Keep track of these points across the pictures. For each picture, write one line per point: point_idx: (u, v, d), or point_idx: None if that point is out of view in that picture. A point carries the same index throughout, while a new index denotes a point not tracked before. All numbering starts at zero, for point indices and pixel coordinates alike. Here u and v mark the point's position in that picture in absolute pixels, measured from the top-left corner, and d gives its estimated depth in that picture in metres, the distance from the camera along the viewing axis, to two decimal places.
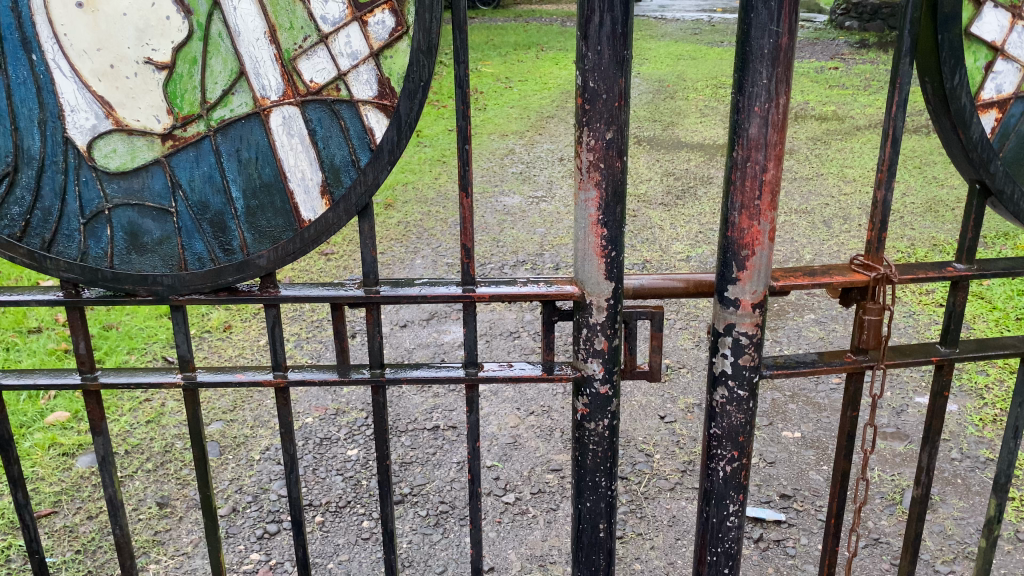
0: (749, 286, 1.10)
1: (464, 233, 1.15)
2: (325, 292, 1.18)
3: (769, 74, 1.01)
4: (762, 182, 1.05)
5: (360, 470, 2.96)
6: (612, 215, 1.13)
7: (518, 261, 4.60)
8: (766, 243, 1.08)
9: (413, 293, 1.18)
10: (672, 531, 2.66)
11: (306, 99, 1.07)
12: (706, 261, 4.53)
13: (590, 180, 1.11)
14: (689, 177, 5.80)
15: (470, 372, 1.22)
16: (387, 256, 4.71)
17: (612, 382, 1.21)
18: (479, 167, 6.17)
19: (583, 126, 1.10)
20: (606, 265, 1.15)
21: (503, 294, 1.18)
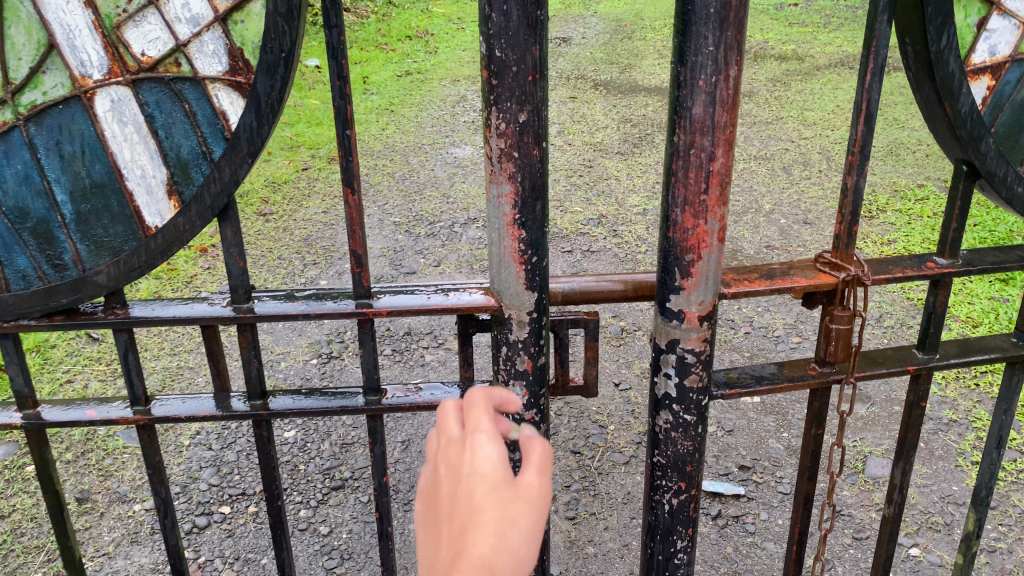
0: (696, 296, 0.91)
1: (354, 237, 0.96)
2: (187, 310, 0.99)
3: (716, 40, 0.81)
4: (709, 172, 0.86)
5: (298, 454, 2.77)
6: (531, 213, 0.93)
7: (469, 219, 4.40)
8: (714, 245, 0.89)
9: (295, 310, 1.00)
10: (627, 510, 2.54)
11: (137, 78, 0.85)
12: None
13: (503, 172, 0.91)
14: (646, 122, 5.62)
15: (369, 401, 1.05)
16: (331, 215, 4.47)
17: (539, 407, 1.03)
18: (429, 115, 5.89)
19: (490, 106, 0.89)
20: (526, 274, 0.96)
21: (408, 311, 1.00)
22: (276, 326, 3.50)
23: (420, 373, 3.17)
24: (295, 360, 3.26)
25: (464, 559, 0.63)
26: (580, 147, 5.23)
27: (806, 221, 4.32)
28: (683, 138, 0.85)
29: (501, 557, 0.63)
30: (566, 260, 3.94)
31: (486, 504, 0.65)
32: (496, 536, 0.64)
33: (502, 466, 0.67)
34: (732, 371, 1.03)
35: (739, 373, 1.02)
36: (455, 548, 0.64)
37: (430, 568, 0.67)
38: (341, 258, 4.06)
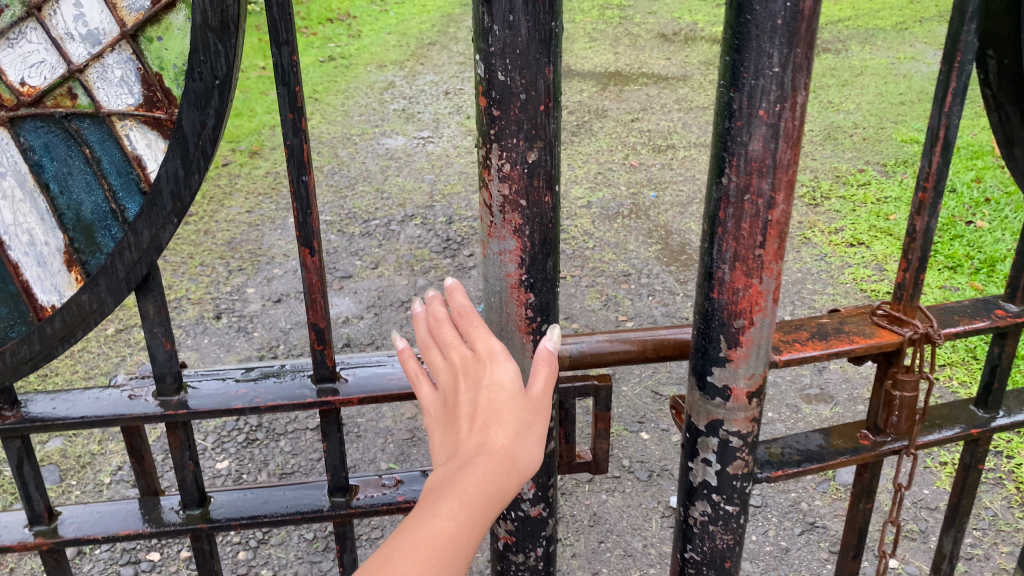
0: (743, 369, 0.90)
1: (313, 313, 1.11)
2: (119, 406, 1.17)
3: (782, 59, 0.77)
4: (768, 223, 0.84)
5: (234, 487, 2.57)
6: (538, 270, 0.99)
7: (406, 216, 4.17)
8: (768, 307, 0.88)
9: (234, 405, 1.18)
10: (594, 533, 2.42)
11: (25, 113, 0.91)
12: (607, 206, 4.24)
13: (508, 227, 0.96)
14: (583, 111, 5.49)
15: (334, 503, 1.28)
16: (257, 214, 4.19)
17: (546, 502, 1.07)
18: (356, 103, 5.61)
19: (492, 145, 0.93)
20: (530, 341, 1.02)
21: (371, 396, 1.18)
22: (202, 342, 3.26)
23: None
24: None
25: (495, 448, 0.90)
26: None
27: None
28: (737, 182, 0.82)
29: (519, 443, 0.91)
30: None
31: (512, 411, 0.92)
32: (515, 426, 0.91)
33: (516, 380, 0.94)
34: (784, 444, 1.19)
35: (787, 451, 1.17)
36: (485, 438, 0.90)
37: (453, 450, 0.91)
38: (269, 261, 3.79)
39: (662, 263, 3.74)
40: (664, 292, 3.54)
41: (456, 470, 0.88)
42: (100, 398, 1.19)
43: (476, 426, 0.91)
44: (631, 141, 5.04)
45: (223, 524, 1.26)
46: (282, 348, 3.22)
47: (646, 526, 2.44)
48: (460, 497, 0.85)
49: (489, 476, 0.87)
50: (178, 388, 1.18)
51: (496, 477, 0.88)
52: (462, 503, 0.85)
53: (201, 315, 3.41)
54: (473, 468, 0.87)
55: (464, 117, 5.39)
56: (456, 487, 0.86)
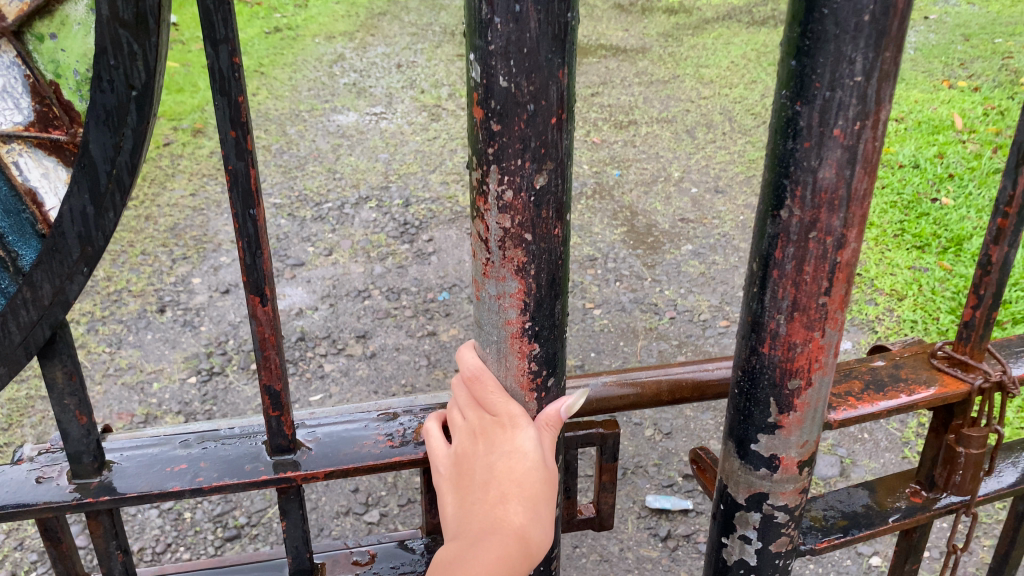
0: (795, 437, 0.88)
1: (267, 377, 1.12)
2: (34, 494, 1.17)
3: (864, 64, 0.70)
4: (835, 265, 0.78)
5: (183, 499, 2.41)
6: (543, 310, 0.90)
7: (360, 198, 3.98)
8: (828, 357, 0.84)
9: (172, 486, 1.18)
10: (569, 538, 2.32)
11: None
12: (570, 186, 4.11)
13: (510, 273, 0.87)
14: None
15: None
16: (201, 197, 3.96)
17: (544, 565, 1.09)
18: (304, 77, 5.36)
19: (492, 165, 0.81)
20: (528, 379, 0.94)
21: (337, 470, 1.20)
22: (145, 338, 3.05)
23: (319, 388, 2.84)
24: (170, 380, 2.86)
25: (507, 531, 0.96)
26: None
27: (717, 189, 4.14)
28: (803, 218, 0.76)
29: (533, 519, 0.97)
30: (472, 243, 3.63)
31: (526, 495, 0.96)
32: (531, 503, 0.97)
33: (535, 454, 0.95)
34: (826, 505, 1.33)
35: (830, 514, 1.31)
36: (498, 521, 0.96)
37: (469, 523, 0.99)
38: (216, 249, 3.58)
39: (628, 247, 3.63)
40: (632, 277, 3.42)
41: (469, 548, 0.97)
42: (4, 482, 1.19)
43: (493, 500, 0.97)
44: (591, 117, 4.90)
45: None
46: (232, 343, 3.04)
47: (621, 528, 2.35)
48: None
49: (499, 556, 0.95)
50: (99, 468, 1.18)
51: (509, 555, 0.95)
52: None
53: (144, 309, 3.20)
54: (483, 549, 0.96)
55: (418, 91, 5.18)
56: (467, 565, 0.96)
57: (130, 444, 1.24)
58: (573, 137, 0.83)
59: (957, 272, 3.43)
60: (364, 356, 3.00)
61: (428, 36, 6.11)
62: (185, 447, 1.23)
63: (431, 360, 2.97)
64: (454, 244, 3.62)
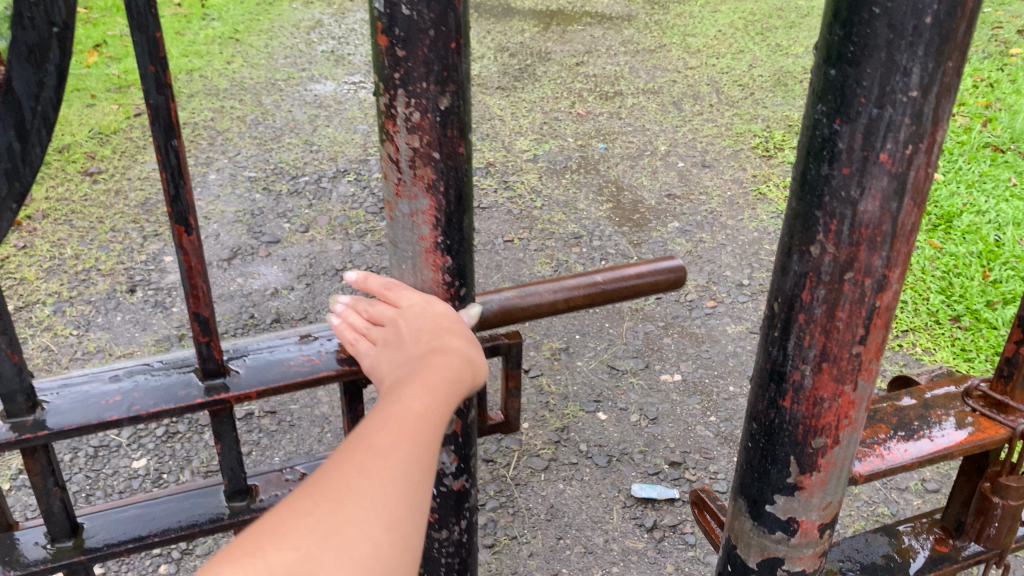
0: (817, 498, 0.82)
1: (195, 299, 1.04)
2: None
3: (914, 91, 0.64)
4: (873, 310, 0.73)
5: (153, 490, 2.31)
6: (451, 226, 1.00)
7: (338, 171, 3.85)
8: (858, 408, 0.79)
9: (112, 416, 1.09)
10: (552, 529, 2.25)
11: None
12: (555, 160, 4.00)
13: (421, 189, 0.97)
14: (525, 53, 5.21)
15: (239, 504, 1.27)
16: None
17: (465, 473, 1.11)
18: (280, 43, 5.19)
19: (397, 94, 0.91)
20: (447, 296, 1.04)
21: (269, 390, 1.15)
22: (114, 320, 2.94)
23: None
24: None
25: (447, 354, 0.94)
26: None
27: (704, 163, 4.05)
28: (838, 256, 0.70)
29: (468, 349, 0.97)
30: None
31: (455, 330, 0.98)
32: (464, 339, 0.98)
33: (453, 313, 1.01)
34: (843, 556, 1.28)
35: (847, 566, 1.26)
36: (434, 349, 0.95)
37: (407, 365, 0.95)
38: None
39: (614, 224, 3.53)
40: (618, 255, 3.34)
41: (417, 369, 0.92)
42: None
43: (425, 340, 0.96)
44: (576, 87, 4.78)
45: (102, 552, 1.20)
46: None
47: (607, 518, 2.29)
48: (425, 382, 0.89)
49: (449, 368, 0.93)
50: (32, 406, 1.07)
51: (455, 369, 0.93)
52: (425, 389, 0.88)
53: (113, 289, 3.08)
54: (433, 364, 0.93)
55: None
56: (421, 374, 0.90)
57: (59, 383, 1.12)
58: (470, 60, 0.93)
59: (947, 250, 3.36)
60: None
61: None
62: (115, 380, 1.13)
63: None
64: None
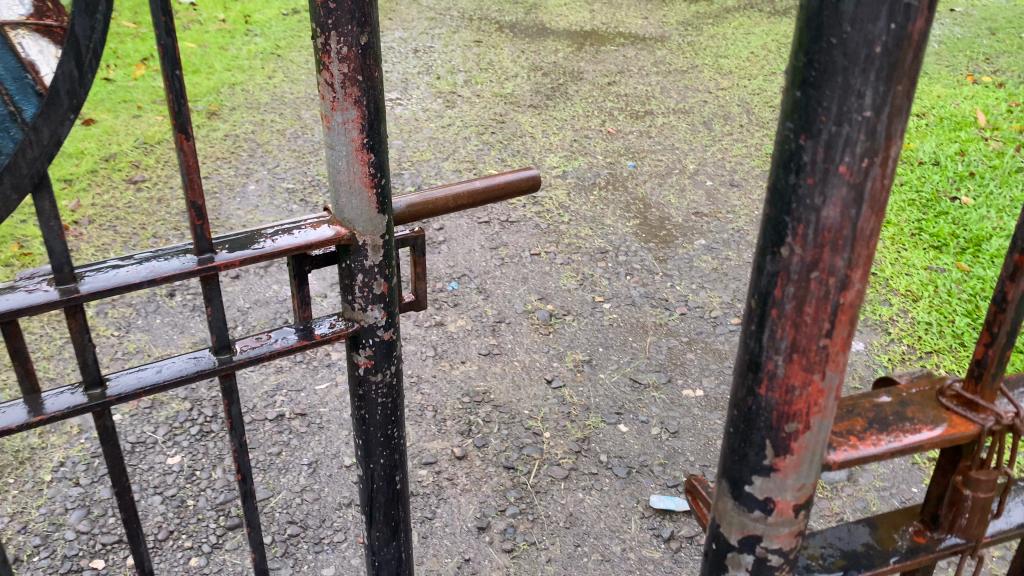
0: (793, 482, 0.74)
1: (193, 184, 1.03)
2: (10, 302, 0.97)
3: (877, 94, 0.60)
4: (838, 306, 0.67)
5: (185, 486, 2.40)
6: (373, 134, 1.16)
7: None
8: (827, 407, 0.72)
9: (135, 278, 1.04)
10: (571, 536, 2.29)
11: None
12: (584, 176, 4.07)
13: (348, 100, 1.12)
14: (558, 72, 5.31)
15: (223, 360, 1.15)
16: (213, 180, 3.96)
17: (392, 326, 1.29)
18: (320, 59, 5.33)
19: (330, 33, 1.08)
20: (375, 195, 1.20)
21: (251, 258, 1.11)
22: (153, 322, 3.05)
23: (325, 376, 2.80)
24: None
25: None
26: (490, 99, 4.87)
27: (733, 183, 4.09)
28: (804, 256, 0.65)
29: None
30: (482, 232, 3.61)
31: None
32: None
33: None
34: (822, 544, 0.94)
35: (829, 552, 0.92)
36: None
37: None
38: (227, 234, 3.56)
39: (641, 240, 3.59)
40: (643, 271, 3.39)
41: None
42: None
43: None
44: (607, 105, 4.85)
45: (134, 395, 1.08)
46: (241, 329, 3.01)
47: (625, 528, 2.33)
48: None
49: None
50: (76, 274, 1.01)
51: None
52: None
53: (154, 293, 3.19)
54: None
55: (433, 77, 5.16)
56: None
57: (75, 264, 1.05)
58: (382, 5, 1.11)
59: (975, 274, 3.35)
60: None
61: (446, 20, 6.10)
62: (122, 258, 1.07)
63: (437, 351, 2.95)
64: (464, 233, 3.60)
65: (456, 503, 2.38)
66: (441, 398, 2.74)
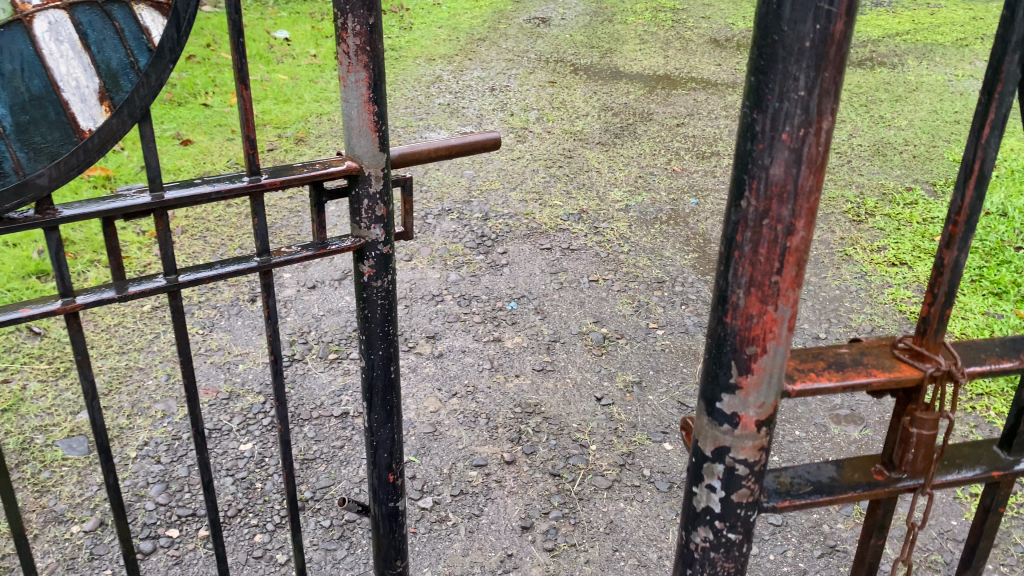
0: (754, 398, 0.87)
1: (247, 123, 1.25)
2: (114, 204, 1.17)
3: (810, 79, 0.76)
4: (786, 248, 0.81)
5: (254, 470, 2.60)
6: (378, 92, 1.36)
7: (443, 210, 4.15)
8: (781, 337, 0.85)
9: (205, 190, 1.23)
10: (610, 541, 2.40)
11: (72, 2, 1.02)
12: (646, 210, 4.21)
13: (359, 63, 1.32)
14: (629, 112, 5.49)
15: (264, 259, 1.34)
16: (296, 200, 4.23)
17: (390, 243, 1.47)
18: (402, 95, 5.63)
19: (345, 12, 1.29)
20: (378, 138, 1.38)
21: (291, 179, 1.31)
22: (235, 324, 3.29)
23: None
24: (254, 362, 3.07)
25: None
26: (560, 136, 5.07)
27: None
28: (757, 205, 0.81)
29: None
30: (544, 258, 3.78)
31: None
32: None
33: None
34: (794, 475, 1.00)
35: (796, 481, 0.98)
36: None
37: None
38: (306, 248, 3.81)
39: (698, 273, 3.70)
40: (698, 302, 3.50)
41: None
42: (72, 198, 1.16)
43: None
44: (674, 146, 5.00)
45: (199, 279, 1.28)
46: (313, 333, 3.23)
47: (663, 538, 2.42)
48: None
49: None
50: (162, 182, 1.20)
51: None
52: None
53: (236, 298, 3.44)
54: None
55: (508, 114, 5.40)
56: None
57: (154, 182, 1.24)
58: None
59: None
60: (433, 364, 3.10)
61: (523, 62, 6.37)
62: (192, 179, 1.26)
63: (494, 364, 3.11)
64: (527, 258, 3.78)
65: (502, 503, 2.51)
66: (495, 407, 2.89)
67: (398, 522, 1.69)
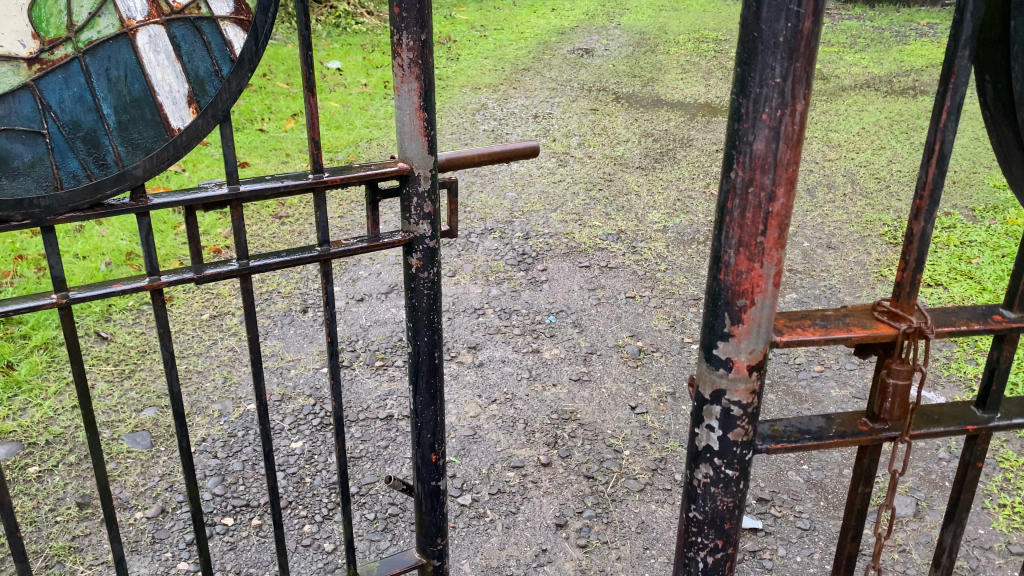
0: (745, 344, 1.02)
1: (313, 126, 1.41)
2: (197, 194, 1.33)
3: (784, 69, 0.91)
4: (768, 213, 0.96)
5: (304, 466, 2.75)
6: (429, 101, 1.51)
7: (485, 229, 4.31)
8: (768, 291, 1.00)
9: (275, 185, 1.40)
10: (641, 540, 2.49)
11: (169, 19, 1.17)
12: (684, 231, 4.32)
13: (411, 75, 1.48)
14: (668, 138, 5.62)
15: (325, 249, 1.49)
16: (346, 219, 4.44)
17: (436, 239, 1.62)
18: (449, 122, 5.84)
19: (401, 30, 1.45)
20: (427, 143, 1.53)
21: (349, 178, 1.46)
22: (288, 332, 3.47)
23: None
24: (305, 368, 3.24)
25: None
26: (600, 161, 5.21)
27: (830, 245, 4.24)
28: (743, 176, 0.96)
29: None
30: (583, 275, 3.91)
31: None
32: None
33: None
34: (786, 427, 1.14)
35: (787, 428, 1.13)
36: None
37: None
38: (356, 263, 3.99)
39: None
40: None
41: None
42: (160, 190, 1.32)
43: None
44: (713, 170, 5.11)
45: (267, 266, 1.43)
46: (361, 342, 3.39)
47: None
48: None
49: None
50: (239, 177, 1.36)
51: None
52: None
53: (289, 308, 3.63)
54: None
55: (550, 139, 5.57)
56: None
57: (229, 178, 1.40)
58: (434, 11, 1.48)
59: None
60: (474, 372, 3.23)
61: (566, 91, 6.55)
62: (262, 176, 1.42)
63: (532, 373, 3.23)
64: (566, 275, 3.91)
65: (538, 502, 2.62)
66: (532, 413, 3.01)
67: (439, 502, 1.82)
